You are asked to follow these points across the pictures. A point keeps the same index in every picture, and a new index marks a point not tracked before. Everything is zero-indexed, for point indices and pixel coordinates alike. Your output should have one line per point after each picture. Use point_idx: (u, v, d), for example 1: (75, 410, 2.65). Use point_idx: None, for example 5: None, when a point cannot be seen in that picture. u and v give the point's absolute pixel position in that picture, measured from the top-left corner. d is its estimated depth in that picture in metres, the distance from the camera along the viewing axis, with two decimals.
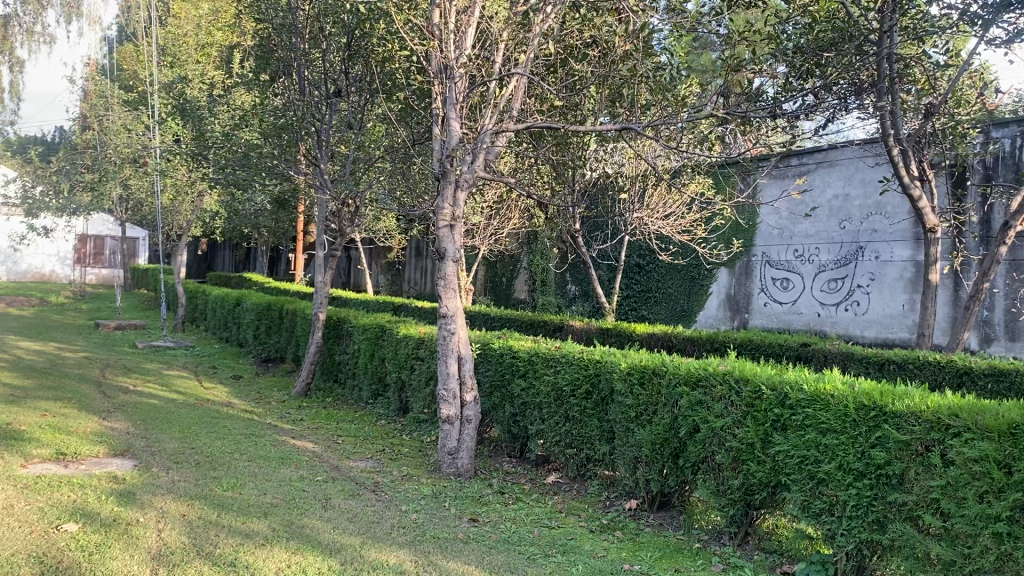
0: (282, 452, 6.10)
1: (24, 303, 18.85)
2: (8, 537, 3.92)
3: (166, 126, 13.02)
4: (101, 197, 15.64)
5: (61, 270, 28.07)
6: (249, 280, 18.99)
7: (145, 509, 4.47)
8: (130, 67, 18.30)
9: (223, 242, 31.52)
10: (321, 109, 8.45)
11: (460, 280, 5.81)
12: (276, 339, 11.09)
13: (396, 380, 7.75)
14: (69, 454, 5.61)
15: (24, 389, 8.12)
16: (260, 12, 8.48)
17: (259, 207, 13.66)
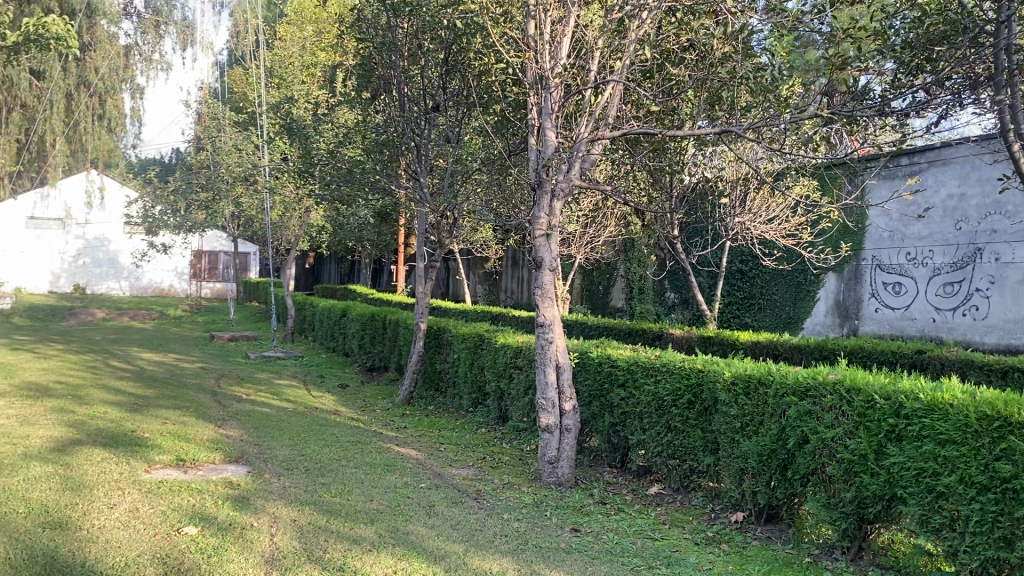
0: (387, 459, 6.23)
1: (146, 317, 19.95)
2: (134, 539, 4.15)
3: (274, 145, 13.52)
4: (215, 214, 16.43)
5: (179, 285, 29.60)
6: (353, 291, 19.56)
7: (258, 513, 4.65)
8: (241, 89, 19.15)
9: (329, 256, 32.53)
10: (421, 124, 8.70)
11: (557, 288, 5.81)
12: (380, 349, 11.35)
13: (495, 389, 7.81)
14: (188, 460, 5.89)
15: (146, 398, 8.58)
16: (361, 32, 8.69)
17: (362, 221, 14.01)
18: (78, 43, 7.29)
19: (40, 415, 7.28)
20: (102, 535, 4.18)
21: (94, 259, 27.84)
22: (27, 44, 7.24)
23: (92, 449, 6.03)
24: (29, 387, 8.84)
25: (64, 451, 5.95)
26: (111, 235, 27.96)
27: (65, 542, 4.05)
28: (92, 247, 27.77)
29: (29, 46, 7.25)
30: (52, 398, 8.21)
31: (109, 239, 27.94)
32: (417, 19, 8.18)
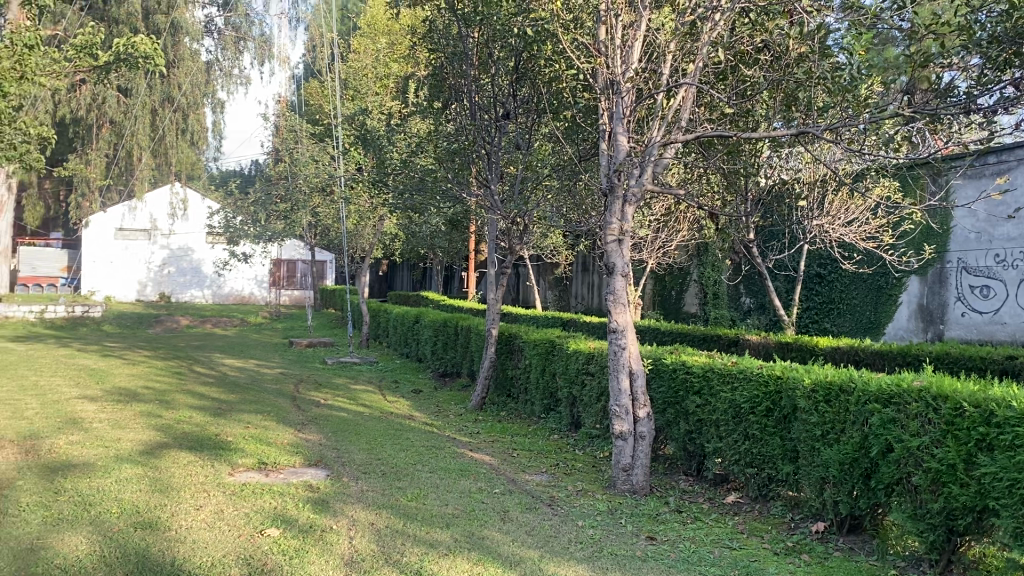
0: (462, 464, 6.29)
1: (227, 324, 20.58)
2: (219, 540, 4.28)
3: (349, 156, 13.81)
4: (293, 224, 16.88)
5: (258, 293, 30.01)
6: (425, 298, 19.80)
7: (337, 516, 4.75)
8: (316, 102, 19.65)
9: (402, 263, 33.02)
10: (491, 132, 8.78)
11: (629, 294, 5.77)
12: (452, 354, 11.45)
13: (567, 395, 7.79)
14: (270, 463, 6.05)
15: (229, 402, 8.84)
16: (432, 42, 8.80)
17: (434, 229, 14.19)
18: (165, 62, 7.59)
19: (130, 419, 7.58)
20: (190, 535, 4.33)
21: (178, 268, 28.80)
22: (119, 63, 7.58)
23: (179, 452, 6.25)
24: (119, 392, 9.22)
25: (152, 454, 6.18)
26: (195, 245, 28.86)
27: (155, 542, 4.21)
28: (177, 257, 28.71)
29: (119, 65, 7.58)
30: (141, 403, 8.54)
31: (192, 249, 28.84)
32: (488, 28, 8.25)
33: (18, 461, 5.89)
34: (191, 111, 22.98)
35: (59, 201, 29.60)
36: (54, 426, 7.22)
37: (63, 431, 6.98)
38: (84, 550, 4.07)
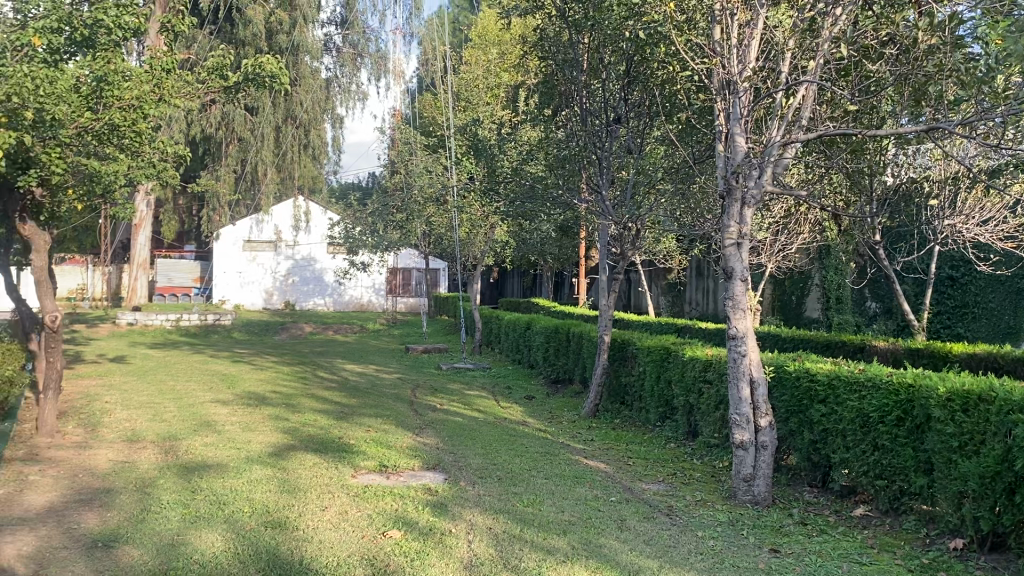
0: (577, 472, 6.27)
1: (347, 331, 21.26)
2: (344, 540, 4.42)
3: (461, 166, 14.06)
4: (408, 233, 17.29)
5: (377, 300, 30.70)
6: (537, 304, 19.89)
7: (456, 520, 4.81)
8: (430, 114, 20.12)
9: (513, 270, 33.32)
10: (602, 137, 8.72)
11: (749, 299, 5.61)
12: (565, 361, 11.43)
13: (684, 403, 7.65)
14: (390, 466, 6.20)
15: (350, 407, 9.12)
16: (544, 51, 8.89)
17: (544, 236, 14.27)
18: (290, 80, 7.85)
19: (259, 422, 7.93)
20: (317, 535, 4.49)
21: (302, 277, 29.95)
22: (248, 83, 7.94)
23: (305, 454, 6.49)
24: (249, 396, 9.68)
25: (280, 456, 6.44)
26: (317, 255, 29.97)
27: (284, 541, 4.38)
28: (300, 266, 29.91)
29: (247, 85, 7.95)
30: (268, 406, 8.93)
31: (315, 259, 29.96)
32: (599, 34, 8.24)
33: (159, 461, 6.25)
34: (311, 128, 23.92)
35: (192, 216, 31.32)
36: (191, 428, 7.63)
37: (198, 433, 7.37)
38: (219, 547, 4.28)
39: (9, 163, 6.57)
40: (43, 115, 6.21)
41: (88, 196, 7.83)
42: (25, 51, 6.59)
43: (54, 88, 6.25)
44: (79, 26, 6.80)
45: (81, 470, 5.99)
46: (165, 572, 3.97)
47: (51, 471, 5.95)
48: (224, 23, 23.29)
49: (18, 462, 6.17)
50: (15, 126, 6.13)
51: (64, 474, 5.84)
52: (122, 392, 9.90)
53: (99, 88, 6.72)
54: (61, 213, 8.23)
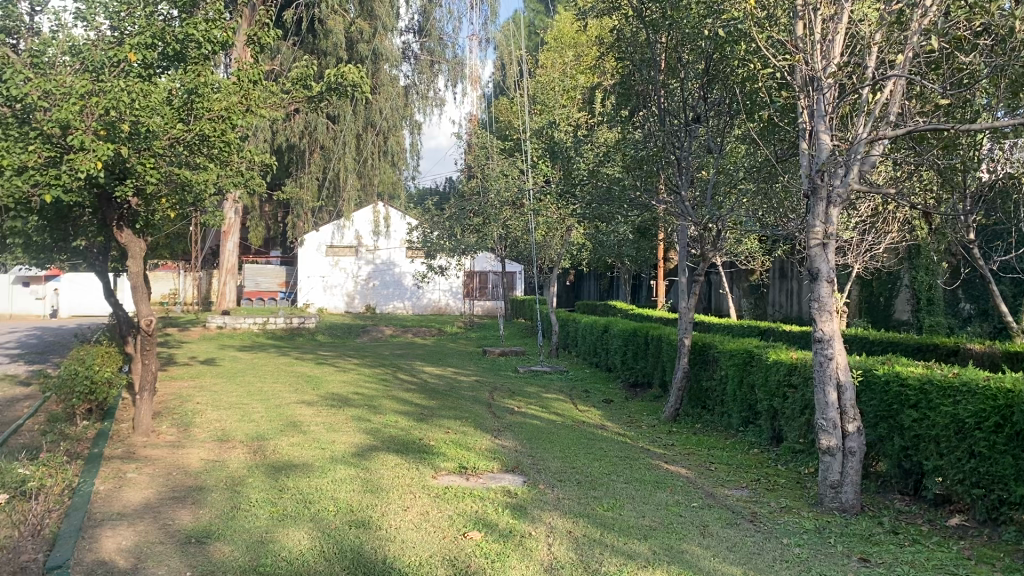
0: (658, 476, 6.21)
1: (426, 334, 21.52)
2: (425, 540, 4.48)
3: (538, 169, 14.09)
4: (485, 237, 17.42)
5: (454, 303, 30.88)
6: (614, 307, 19.75)
7: (535, 523, 4.82)
8: (506, 118, 20.22)
9: (590, 273, 33.19)
10: (681, 137, 8.55)
11: (836, 301, 5.46)
12: (644, 364, 11.33)
13: (768, 408, 7.48)
14: (470, 468, 6.24)
15: (430, 409, 9.23)
16: (621, 52, 8.84)
17: (622, 238, 14.15)
18: (370, 87, 8.02)
19: (343, 423, 8.11)
20: (399, 535, 4.56)
21: (382, 281, 30.47)
22: (330, 92, 8.13)
23: (387, 455, 6.60)
24: (331, 397, 9.90)
25: (363, 456, 6.57)
26: (397, 259, 30.44)
27: (368, 540, 4.46)
28: (381, 271, 30.44)
29: (330, 95, 8.14)
30: (351, 408, 9.11)
31: (395, 263, 30.44)
32: (676, 32, 8.17)
33: (248, 461, 6.45)
34: (391, 134, 24.45)
35: (277, 222, 32.15)
36: (277, 428, 7.84)
37: (284, 433, 7.57)
38: (306, 545, 4.39)
39: (108, 175, 6.87)
40: (138, 127, 6.48)
41: (180, 204, 8.17)
42: (121, 67, 6.88)
43: (149, 101, 6.51)
44: (172, 41, 7.10)
45: (175, 469, 6.21)
46: (254, 568, 4.09)
47: (147, 469, 6.20)
48: (306, 34, 23.89)
49: (116, 460, 6.44)
50: (112, 139, 6.40)
51: (159, 472, 6.08)
52: (212, 393, 10.25)
53: (190, 100, 6.97)
54: (156, 221, 8.57)
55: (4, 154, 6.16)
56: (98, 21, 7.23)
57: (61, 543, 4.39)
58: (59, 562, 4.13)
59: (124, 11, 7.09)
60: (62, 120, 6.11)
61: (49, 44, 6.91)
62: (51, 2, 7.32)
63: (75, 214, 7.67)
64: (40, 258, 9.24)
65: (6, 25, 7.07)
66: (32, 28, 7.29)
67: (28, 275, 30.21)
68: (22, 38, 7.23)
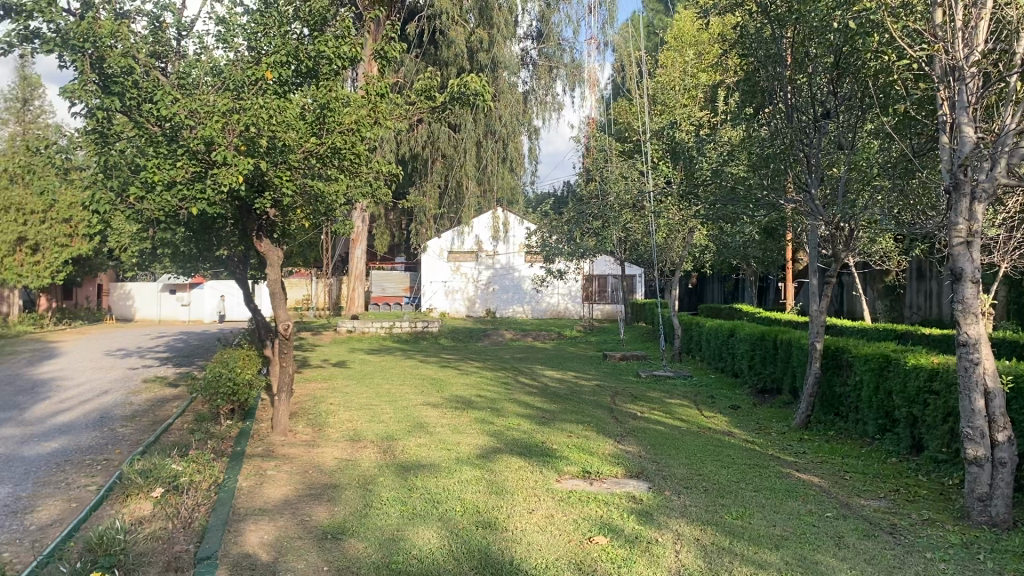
0: (789, 485, 6.01)
1: (546, 338, 21.63)
2: (551, 543, 4.51)
3: (658, 171, 13.96)
4: (605, 240, 17.37)
5: (573, 306, 30.89)
6: (740, 309, 19.27)
7: (662, 529, 4.78)
8: (625, 120, 20.13)
9: (713, 276, 32.52)
10: (810, 134, 8.28)
11: (981, 302, 5.15)
12: (772, 369, 10.99)
13: (907, 415, 7.12)
14: (594, 473, 6.23)
15: (552, 412, 9.26)
16: (746, 48, 8.66)
17: (748, 239, 13.80)
18: (492, 95, 8.10)
19: (468, 426, 8.25)
20: (525, 537, 4.60)
21: (502, 285, 30.88)
22: (453, 101, 8.31)
23: (511, 458, 6.67)
24: (456, 400, 10.08)
25: (488, 458, 6.67)
26: (517, 264, 30.75)
27: (496, 541, 4.53)
28: (500, 275, 30.86)
29: (454, 104, 8.32)
30: (475, 411, 9.27)
31: (514, 267, 30.79)
32: (804, 26, 7.96)
33: (379, 460, 6.67)
34: (510, 140, 24.96)
35: (401, 230, 33.06)
36: (406, 430, 8.06)
37: (412, 434, 7.79)
38: (435, 544, 4.49)
39: (248, 188, 7.26)
40: (275, 142, 6.79)
41: (313, 213, 8.52)
42: (260, 85, 7.26)
43: (284, 117, 6.83)
44: (305, 58, 7.46)
45: (310, 467, 6.48)
46: (386, 565, 4.22)
47: (284, 467, 6.50)
48: (427, 45, 24.57)
49: (257, 458, 6.78)
50: (252, 154, 6.77)
51: (296, 471, 6.36)
52: (344, 395, 10.64)
53: (323, 115, 7.25)
54: (291, 230, 8.98)
55: (155, 170, 6.59)
56: (237, 42, 7.65)
57: (210, 535, 4.65)
58: (209, 553, 4.37)
59: (261, 32, 7.48)
60: (206, 137, 6.51)
61: (194, 67, 7.36)
62: (195, 26, 7.80)
63: (217, 225, 8.15)
64: (187, 267, 9.84)
65: (156, 50, 7.58)
66: (178, 52, 7.78)
67: (174, 283, 32.17)
68: (170, 61, 7.74)
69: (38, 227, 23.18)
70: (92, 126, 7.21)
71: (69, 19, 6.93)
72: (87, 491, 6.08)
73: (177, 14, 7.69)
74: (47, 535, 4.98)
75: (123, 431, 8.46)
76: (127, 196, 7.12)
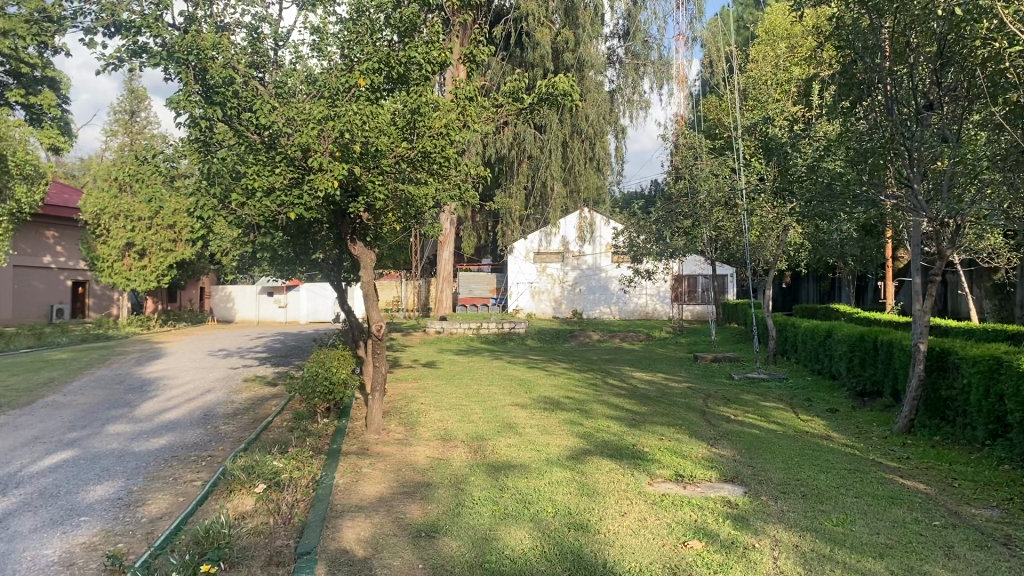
0: (893, 492, 5.79)
1: (635, 338, 21.50)
2: (645, 547, 4.46)
3: (751, 168, 13.68)
4: (694, 240, 17.12)
5: (661, 306, 30.46)
6: (836, 309, 18.69)
7: (759, 535, 4.66)
8: (714, 117, 19.82)
9: (807, 275, 31.77)
10: (911, 127, 7.92)
11: None
12: (872, 372, 10.61)
13: (1020, 421, 6.75)
14: (686, 477, 6.13)
15: (642, 414, 9.19)
16: (842, 40, 8.39)
17: (845, 236, 13.38)
18: (580, 96, 8.05)
19: (557, 427, 8.22)
20: (618, 540, 4.56)
21: (588, 286, 30.76)
22: (542, 102, 8.30)
23: (602, 460, 6.64)
24: (545, 401, 10.10)
25: (578, 460, 6.64)
26: (604, 265, 30.58)
27: (588, 543, 4.51)
28: (587, 276, 30.75)
29: (542, 105, 8.30)
30: (564, 412, 9.25)
31: (602, 268, 30.63)
32: (904, 15, 7.64)
33: (470, 460, 6.74)
34: (596, 140, 24.85)
35: (488, 232, 32.81)
36: (495, 430, 8.13)
37: (503, 434, 7.83)
38: (528, 545, 4.51)
39: (342, 193, 7.43)
40: (368, 147, 6.88)
41: (404, 216, 8.66)
42: (353, 92, 7.45)
43: (377, 123, 6.92)
44: (397, 65, 7.62)
45: (404, 466, 6.59)
46: (480, 564, 4.25)
47: (379, 465, 6.63)
48: (514, 48, 24.69)
49: (353, 456, 6.95)
50: (346, 160, 6.90)
51: (390, 469, 6.49)
52: (435, 395, 10.79)
53: (413, 119, 7.33)
54: (383, 234, 9.13)
55: (255, 177, 6.83)
56: (330, 51, 7.85)
57: (309, 531, 4.77)
58: (308, 548, 4.47)
59: (353, 40, 7.66)
60: (303, 143, 6.68)
61: (290, 76, 7.59)
62: (291, 36, 8.03)
63: (313, 229, 8.38)
64: (284, 270, 10.15)
65: (255, 61, 7.85)
66: (275, 62, 8.03)
67: (271, 286, 33.19)
68: (267, 71, 7.99)
69: (145, 233, 24.27)
70: (195, 135, 7.52)
71: (174, 33, 7.25)
72: (193, 486, 6.34)
73: (274, 25, 7.94)
74: (158, 528, 5.21)
75: (226, 428, 8.79)
76: (229, 202, 7.43)
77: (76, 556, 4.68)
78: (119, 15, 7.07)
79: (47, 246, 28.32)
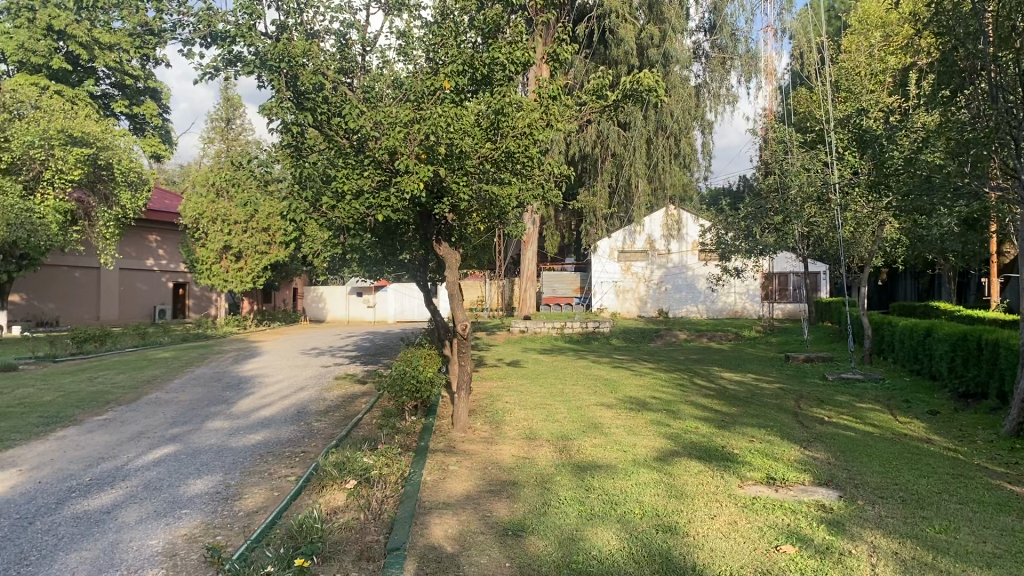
0: (1002, 498, 5.51)
1: (723, 338, 21.09)
2: (735, 551, 4.37)
3: (845, 161, 13.26)
4: (784, 237, 16.74)
5: (751, 305, 29.88)
6: (937, 308, 17.97)
7: (856, 540, 4.51)
8: (803, 110, 19.33)
9: (905, 273, 30.82)
10: (1018, 114, 7.52)
11: None
12: (976, 372, 10.13)
13: None
14: (778, 479, 5.98)
15: (732, 415, 8.99)
16: (942, 26, 8.05)
17: (946, 231, 12.84)
18: (666, 91, 7.93)
19: (643, 427, 8.16)
20: (707, 543, 4.48)
21: (674, 284, 30.38)
22: (626, 98, 8.21)
23: (689, 461, 6.54)
24: (632, 401, 10.03)
25: (665, 461, 6.56)
26: (691, 262, 30.19)
27: (676, 544, 4.46)
28: (673, 274, 30.37)
29: (626, 102, 8.21)
30: (650, 412, 9.15)
31: (688, 266, 30.22)
32: None
33: (555, 459, 6.73)
34: (682, 137, 24.54)
35: (571, 230, 32.93)
36: (581, 429, 8.12)
37: (588, 434, 7.81)
38: (615, 545, 4.48)
39: (428, 194, 7.50)
40: (453, 149, 6.92)
41: (489, 216, 8.69)
42: (438, 94, 7.54)
43: (461, 124, 6.96)
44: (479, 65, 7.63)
45: (490, 464, 6.63)
46: (567, 565, 4.24)
47: (466, 463, 6.69)
48: (597, 45, 24.56)
49: (440, 453, 7.03)
50: (432, 161, 6.96)
51: (477, 467, 6.53)
52: (522, 394, 10.85)
53: (496, 120, 7.38)
54: (467, 233, 9.18)
55: (344, 181, 7.00)
56: (417, 54, 7.98)
57: (398, 527, 4.84)
58: (397, 544, 4.54)
59: (438, 43, 7.75)
60: (390, 146, 6.79)
61: (378, 81, 7.77)
62: (378, 41, 8.19)
63: (400, 230, 8.53)
64: (372, 271, 10.33)
65: (344, 66, 8.03)
66: (363, 67, 8.21)
67: (360, 286, 33.93)
68: (355, 76, 8.18)
69: (241, 236, 25.06)
70: (288, 140, 7.75)
71: (266, 41, 7.48)
72: (287, 481, 6.53)
73: (362, 31, 8.11)
74: (254, 521, 5.39)
75: (318, 425, 9.01)
76: (320, 205, 7.64)
77: (178, 547, 4.88)
78: (215, 25, 7.34)
79: (150, 250, 29.61)
